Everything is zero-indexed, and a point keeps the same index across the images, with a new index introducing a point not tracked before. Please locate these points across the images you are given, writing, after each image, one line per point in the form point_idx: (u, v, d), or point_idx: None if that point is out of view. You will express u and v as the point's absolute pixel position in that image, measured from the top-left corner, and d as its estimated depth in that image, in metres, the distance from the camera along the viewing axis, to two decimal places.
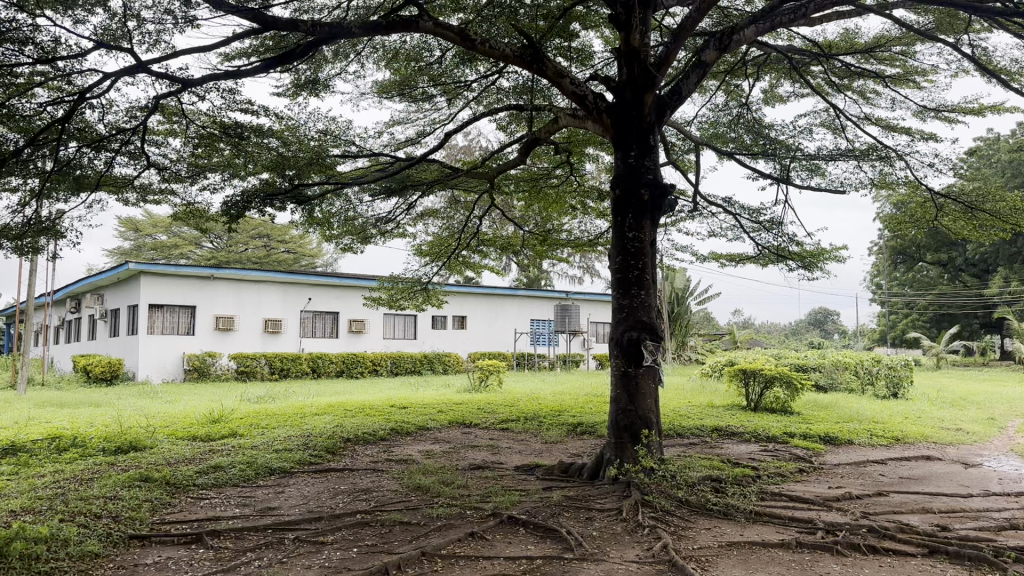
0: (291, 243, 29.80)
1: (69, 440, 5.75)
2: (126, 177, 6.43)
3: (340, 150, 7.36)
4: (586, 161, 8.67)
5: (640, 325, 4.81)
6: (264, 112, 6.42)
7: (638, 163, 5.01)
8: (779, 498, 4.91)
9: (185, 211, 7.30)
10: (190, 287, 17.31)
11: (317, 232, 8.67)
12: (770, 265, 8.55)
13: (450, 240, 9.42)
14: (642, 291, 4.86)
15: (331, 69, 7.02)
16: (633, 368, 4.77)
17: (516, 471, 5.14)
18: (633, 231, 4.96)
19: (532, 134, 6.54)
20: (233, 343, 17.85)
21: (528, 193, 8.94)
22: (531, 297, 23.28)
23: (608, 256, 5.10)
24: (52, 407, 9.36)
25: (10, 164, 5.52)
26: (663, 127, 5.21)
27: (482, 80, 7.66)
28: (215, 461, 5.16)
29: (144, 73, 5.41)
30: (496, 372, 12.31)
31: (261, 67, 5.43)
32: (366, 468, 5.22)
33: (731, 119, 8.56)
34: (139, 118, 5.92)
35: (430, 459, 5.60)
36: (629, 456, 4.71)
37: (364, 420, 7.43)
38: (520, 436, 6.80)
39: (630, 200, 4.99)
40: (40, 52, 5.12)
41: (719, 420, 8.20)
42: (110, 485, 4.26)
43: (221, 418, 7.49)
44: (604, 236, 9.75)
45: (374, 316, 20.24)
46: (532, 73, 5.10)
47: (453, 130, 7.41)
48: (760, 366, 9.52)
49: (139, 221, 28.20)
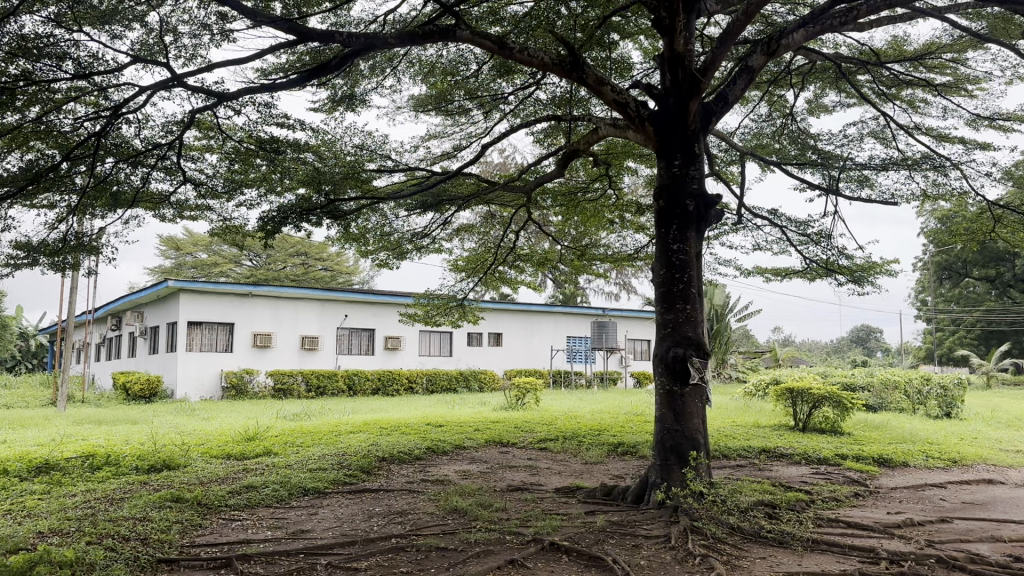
0: (328, 261, 30.03)
1: (103, 458, 5.69)
2: (162, 192, 6.40)
3: (376, 165, 7.28)
4: (625, 174, 8.49)
5: (685, 341, 4.58)
6: (300, 127, 6.36)
7: (682, 173, 4.80)
8: (836, 525, 4.64)
9: (222, 227, 7.27)
10: (228, 304, 17.43)
11: (354, 248, 8.60)
12: (818, 279, 8.27)
13: (487, 256, 9.28)
14: (689, 306, 4.65)
15: (367, 84, 6.96)
16: (679, 387, 4.55)
17: (556, 493, 4.94)
18: (678, 243, 4.75)
19: (571, 145, 6.38)
20: (270, 361, 17.90)
21: (565, 207, 8.78)
22: (567, 314, 23.05)
23: (651, 270, 4.89)
24: (91, 424, 9.39)
25: (47, 180, 5.51)
26: (709, 135, 4.99)
27: (518, 93, 7.55)
28: (248, 481, 5.04)
29: (180, 87, 5.38)
30: (533, 390, 12.11)
31: (296, 80, 5.37)
32: (402, 488, 5.06)
33: (775, 130, 8.33)
34: (175, 133, 5.90)
35: (467, 479, 5.42)
36: (676, 480, 4.47)
37: (400, 438, 7.29)
38: (559, 456, 6.60)
39: (674, 210, 4.78)
40: (78, 67, 5.12)
41: (766, 441, 7.91)
42: (141, 505, 4.16)
43: (256, 435, 7.40)
44: (644, 251, 9.54)
45: (410, 333, 20.18)
46: (572, 81, 4.92)
47: (490, 143, 7.28)
48: (806, 385, 9.19)
49: (180, 240, 28.65)
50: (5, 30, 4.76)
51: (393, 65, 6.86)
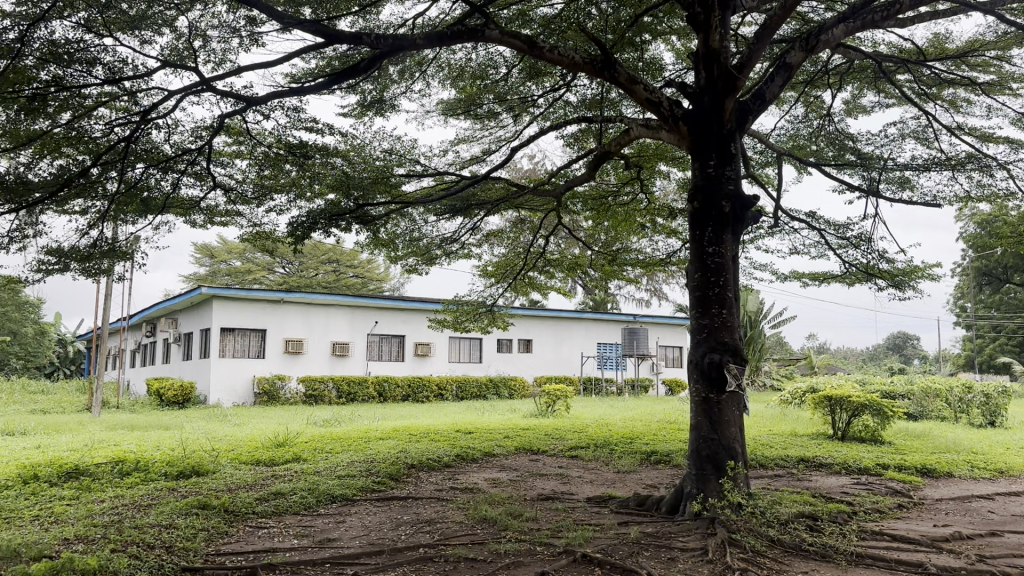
0: (359, 268, 30.19)
1: (133, 464, 5.68)
2: (192, 198, 6.41)
3: (405, 169, 7.23)
4: (657, 178, 8.35)
5: (721, 347, 4.44)
6: (329, 131, 6.32)
7: (718, 173, 4.66)
8: (881, 538, 4.45)
9: (252, 233, 7.26)
10: (260, 310, 17.54)
11: (383, 254, 8.55)
12: (857, 284, 8.05)
13: (517, 261, 9.18)
14: (725, 311, 4.50)
15: (396, 88, 6.92)
16: (715, 394, 4.41)
17: (588, 503, 4.81)
18: (713, 246, 4.61)
19: (602, 147, 6.26)
20: (302, 367, 17.97)
21: (596, 212, 8.66)
22: (598, 321, 22.87)
23: (686, 273, 4.75)
24: (123, 430, 9.45)
25: (78, 186, 5.54)
26: (745, 134, 4.85)
27: (548, 96, 7.45)
28: (276, 487, 4.98)
29: (209, 91, 5.37)
30: (564, 397, 11.98)
31: (324, 83, 5.33)
32: (431, 496, 4.96)
33: (811, 132, 8.14)
34: (205, 138, 5.91)
35: (497, 488, 5.30)
36: (713, 490, 4.32)
37: (429, 446, 7.21)
38: (591, 464, 6.46)
39: (710, 212, 4.64)
40: (108, 72, 5.16)
41: (804, 450, 7.70)
42: (168, 512, 4.11)
43: (286, 442, 7.36)
44: (677, 255, 9.37)
45: (440, 339, 20.15)
46: (603, 80, 4.80)
47: (520, 147, 7.20)
48: (845, 392, 8.95)
49: (214, 248, 29.01)
50: (36, 36, 4.79)
51: (422, 69, 6.81)
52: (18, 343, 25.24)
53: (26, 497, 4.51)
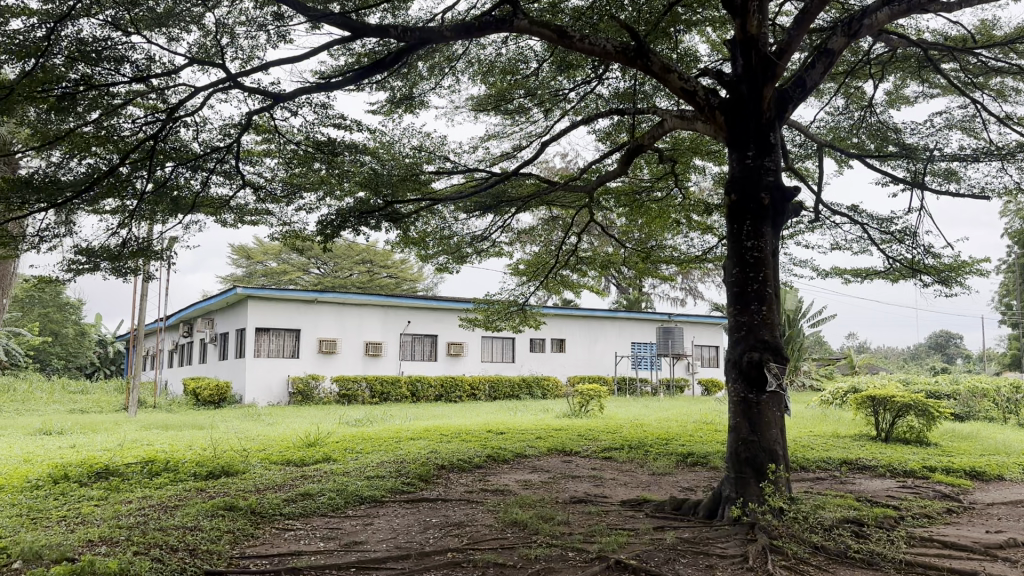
0: (393, 268, 30.27)
1: (163, 464, 5.67)
2: (221, 196, 6.39)
3: (434, 166, 7.13)
4: (691, 173, 8.15)
5: (761, 345, 4.26)
6: (357, 128, 6.25)
7: (756, 164, 4.48)
8: (930, 545, 4.23)
9: (282, 232, 7.22)
10: (294, 310, 17.63)
11: (413, 252, 8.48)
12: (901, 280, 7.78)
13: (548, 259, 9.04)
14: (764, 308, 4.32)
15: (425, 85, 6.85)
16: (755, 394, 4.23)
17: (623, 506, 4.66)
18: (752, 240, 4.43)
19: (635, 141, 6.10)
20: (335, 366, 18.02)
21: (629, 208, 8.49)
22: (632, 320, 22.61)
23: (723, 268, 4.58)
24: (158, 430, 9.51)
25: (108, 185, 5.55)
26: (785, 124, 4.65)
27: (579, 90, 7.31)
28: (305, 488, 4.91)
29: (237, 88, 5.33)
30: (598, 397, 11.80)
31: (351, 79, 5.25)
32: (461, 498, 4.85)
33: (852, 124, 7.88)
34: (233, 135, 5.88)
35: (528, 490, 5.17)
36: (753, 494, 4.15)
37: (460, 446, 7.11)
38: (626, 466, 6.30)
39: (748, 204, 4.46)
40: (136, 70, 5.15)
41: (846, 453, 7.44)
42: (194, 514, 4.06)
43: (317, 442, 7.31)
44: (713, 252, 9.15)
45: (472, 339, 20.08)
46: (636, 69, 4.63)
47: (550, 141, 7.06)
48: (889, 392, 8.66)
49: (251, 249, 29.35)
50: (64, 34, 4.77)
51: (450, 64, 6.72)
52: (60, 344, 25.85)
53: (55, 497, 4.50)
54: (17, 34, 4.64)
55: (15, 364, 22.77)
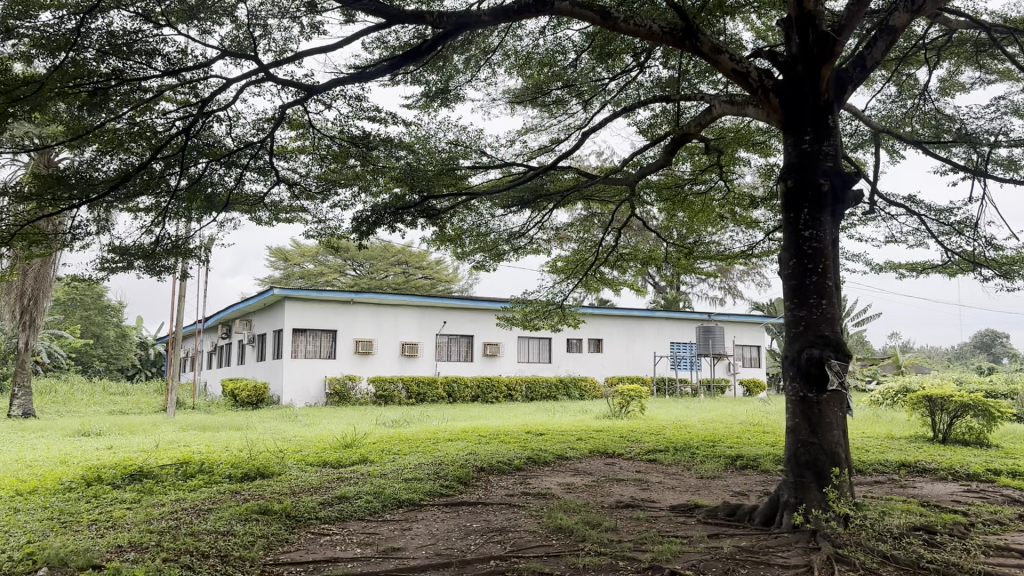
0: (428, 269, 30.25)
1: (197, 466, 5.57)
2: (256, 193, 6.29)
3: (470, 161, 6.94)
4: (736, 166, 7.87)
5: (821, 341, 4.00)
6: (392, 120, 6.08)
7: (813, 149, 4.22)
8: (1009, 555, 3.91)
9: (316, 230, 7.10)
10: (331, 311, 17.62)
11: (450, 250, 8.32)
12: (960, 274, 7.43)
13: (588, 256, 8.80)
14: (824, 301, 4.06)
15: (461, 77, 6.68)
16: (815, 394, 3.97)
17: (673, 512, 4.42)
18: (809, 229, 4.17)
19: (680, 130, 5.85)
20: (372, 367, 17.96)
21: (671, 203, 8.23)
22: (671, 319, 22.25)
23: (779, 260, 4.33)
24: (195, 431, 9.48)
25: (140, 182, 5.47)
26: (843, 106, 4.38)
27: (619, 81, 7.07)
28: (341, 491, 4.73)
29: (269, 80, 5.20)
30: (638, 398, 11.53)
31: (386, 68, 5.09)
32: (502, 502, 4.64)
33: (904, 113, 7.53)
34: (267, 130, 5.76)
35: (572, 493, 4.96)
36: (815, 500, 3.89)
37: (499, 447, 6.91)
38: (672, 469, 6.05)
39: (805, 192, 4.20)
40: (168, 63, 5.04)
41: (904, 455, 7.08)
42: (226, 518, 3.91)
43: (353, 443, 7.18)
44: (758, 248, 8.85)
45: (509, 339, 19.91)
46: (684, 51, 4.34)
47: (590, 133, 6.83)
48: (947, 392, 8.27)
49: (288, 251, 29.55)
50: (94, 27, 4.67)
51: (486, 56, 6.54)
52: (102, 346, 26.29)
53: (88, 501, 4.41)
54: (47, 26, 4.55)
55: (58, 366, 23.17)
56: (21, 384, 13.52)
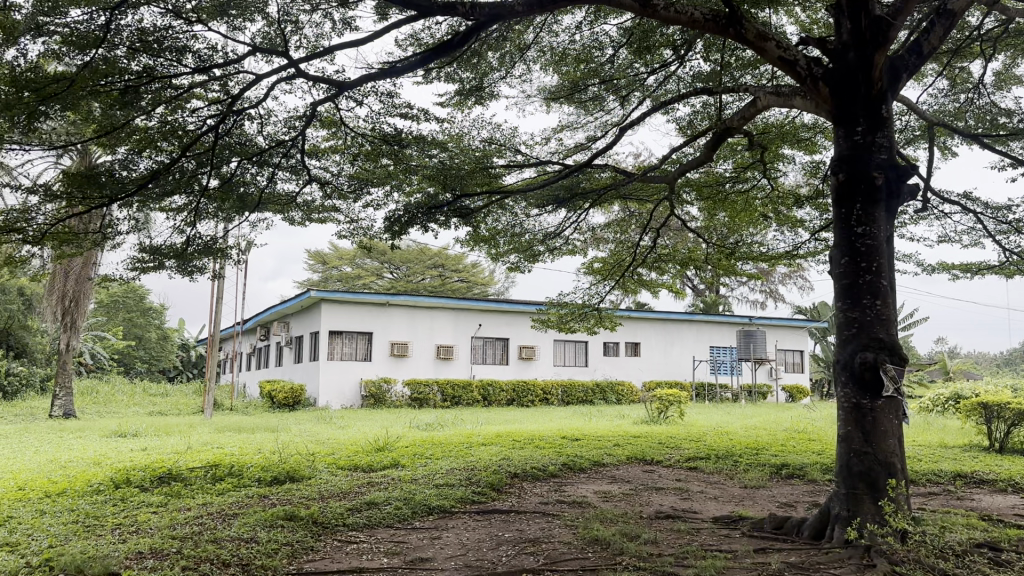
0: (464, 273, 30.18)
1: (227, 469, 5.51)
2: (288, 193, 6.23)
3: (505, 160, 6.79)
4: (780, 163, 7.60)
5: (876, 344, 3.76)
6: (424, 117, 5.96)
7: (866, 141, 3.98)
8: None
9: (349, 231, 7.01)
10: (367, 313, 17.63)
11: (484, 251, 8.18)
12: (1018, 275, 7.08)
13: (625, 257, 8.59)
14: (878, 302, 3.82)
15: (496, 74, 6.55)
16: (868, 399, 3.74)
17: (716, 523, 4.21)
18: (862, 225, 3.93)
19: (722, 125, 5.63)
20: (407, 370, 17.91)
21: (711, 203, 7.99)
22: (710, 323, 21.87)
23: (830, 257, 4.10)
24: (230, 433, 9.48)
25: (171, 181, 5.43)
26: (899, 95, 4.11)
27: (658, 77, 6.88)
28: (371, 496, 4.61)
29: (300, 78, 5.11)
30: (677, 403, 11.26)
31: (418, 62, 4.97)
32: (535, 511, 4.47)
33: (956, 108, 7.21)
34: (299, 128, 5.68)
35: (609, 502, 4.76)
36: (868, 513, 3.65)
37: (534, 453, 6.74)
38: (713, 477, 5.82)
39: (857, 186, 3.96)
40: (199, 61, 4.98)
41: (959, 465, 6.74)
42: (251, 524, 3.81)
43: (386, 446, 7.07)
44: (802, 249, 8.56)
45: (545, 342, 19.73)
46: (728, 39, 4.09)
47: (628, 129, 6.63)
48: (1004, 400, 7.88)
49: (327, 254, 29.76)
50: (124, 24, 4.63)
51: (521, 53, 6.39)
52: (144, 348, 26.70)
53: (115, 504, 4.46)
54: (78, 24, 4.50)
55: (101, 367, 23.57)
56: (63, 385, 13.72)
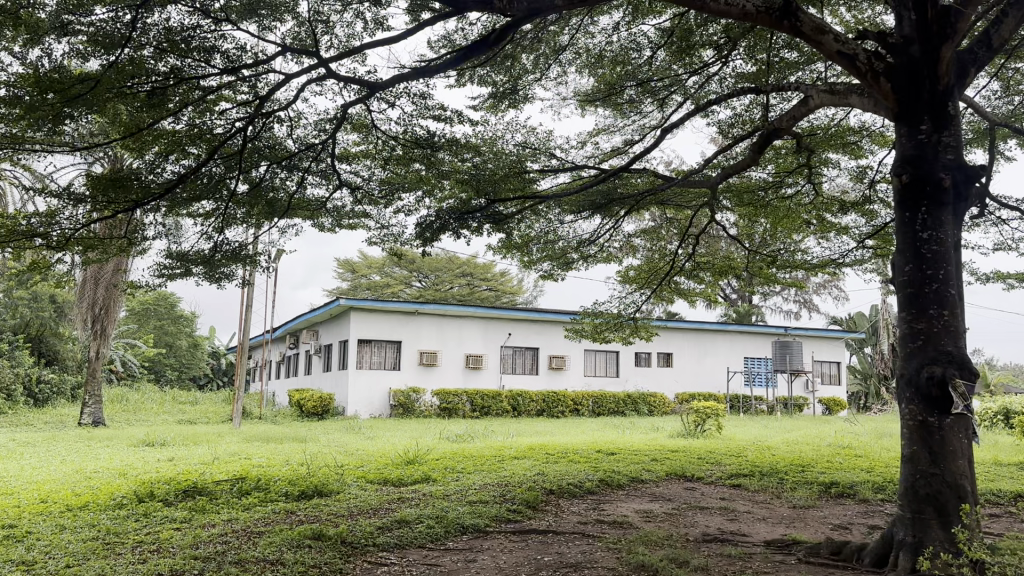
0: (493, 281, 30.00)
1: (254, 483, 5.35)
2: (317, 198, 6.09)
3: (540, 165, 6.60)
4: (824, 167, 7.33)
5: (944, 358, 3.48)
6: (458, 119, 5.79)
7: (931, 140, 3.72)
8: None
9: (379, 238, 6.85)
10: (396, 322, 17.50)
11: (517, 259, 7.99)
12: None
13: (662, 265, 8.34)
14: (946, 312, 3.54)
15: (530, 77, 6.37)
16: (936, 417, 3.46)
17: (769, 548, 3.95)
18: (928, 230, 3.67)
19: (770, 126, 5.39)
20: (436, 379, 17.73)
21: (752, 209, 7.72)
22: (744, 333, 21.46)
23: (892, 264, 3.82)
24: (259, 442, 9.37)
25: (199, 186, 5.33)
26: (966, 91, 3.83)
27: (699, 78, 6.63)
28: (402, 513, 4.41)
29: (332, 79, 4.96)
30: (714, 415, 10.96)
31: (452, 61, 4.78)
32: (574, 531, 4.23)
33: (1011, 110, 6.80)
34: (329, 131, 5.52)
35: (651, 522, 4.52)
36: (938, 541, 3.36)
37: (569, 467, 6.50)
38: (759, 496, 5.54)
39: (922, 189, 3.69)
40: (227, 61, 4.87)
41: (1018, 484, 6.39)
42: (276, 544, 3.63)
43: (416, 459, 6.88)
44: (846, 257, 8.24)
45: (576, 352, 19.47)
46: (782, 33, 3.78)
47: (667, 132, 6.41)
48: None
49: (356, 262, 29.77)
50: (151, 23, 4.53)
51: (556, 55, 6.22)
52: (174, 355, 26.89)
53: (137, 519, 4.37)
54: (103, 23, 4.42)
55: (132, 375, 23.71)
56: (92, 393, 13.76)
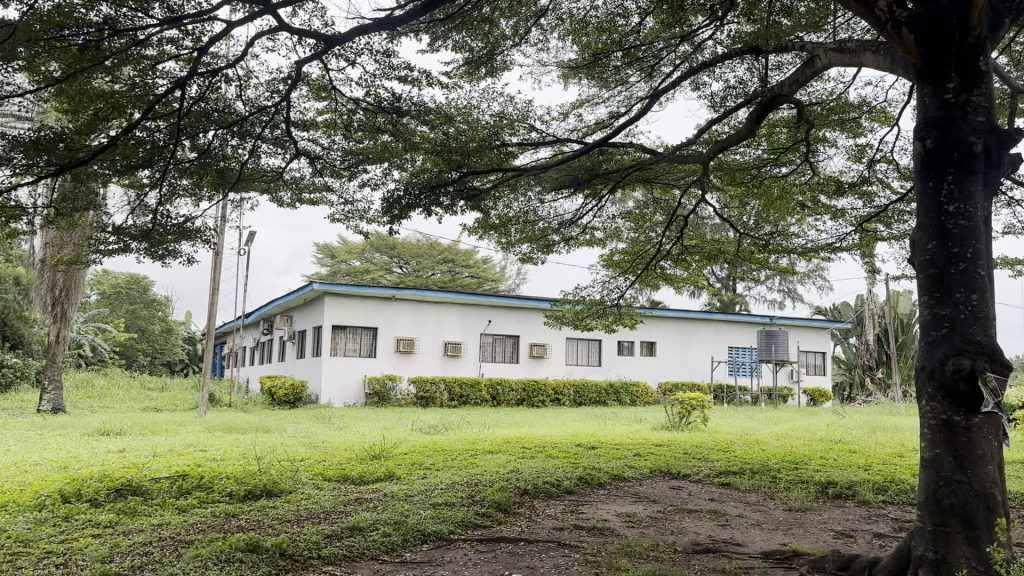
0: (475, 268, 29.51)
1: (196, 481, 4.84)
2: (273, 169, 5.58)
3: (519, 137, 6.05)
4: (822, 146, 6.87)
5: (972, 349, 3.03)
6: (426, 82, 5.26)
7: (960, 100, 3.26)
8: None
9: (344, 216, 6.33)
10: (373, 307, 16.97)
11: (494, 240, 7.50)
12: None
13: (648, 248, 7.87)
14: (974, 296, 3.10)
15: (509, 42, 5.84)
16: (962, 415, 3.01)
17: (766, 561, 3.53)
18: (955, 202, 3.22)
19: (767, 93, 4.93)
20: (413, 367, 17.24)
21: (745, 190, 7.26)
22: (729, 322, 21.10)
23: (914, 241, 3.37)
24: (219, 433, 8.84)
25: (133, 151, 4.81)
26: (998, 45, 3.36)
27: (689, 46, 6.14)
28: (356, 519, 3.92)
29: (284, 32, 4.44)
30: (700, 407, 10.54)
31: (416, 10, 4.25)
32: (550, 540, 3.77)
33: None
34: (282, 92, 4.99)
35: (636, 529, 4.06)
36: (963, 557, 2.92)
37: (546, 463, 6.04)
38: (751, 497, 5.10)
39: (947, 158, 3.25)
40: (167, 11, 4.34)
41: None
42: (201, 559, 3.12)
43: (382, 452, 6.40)
44: (841, 242, 7.80)
45: (557, 340, 19.02)
46: None
47: (655, 102, 5.91)
48: None
49: (335, 248, 29.09)
50: None
51: (537, 20, 5.70)
52: (146, 341, 26.17)
53: (56, 523, 3.87)
54: None
55: (101, 360, 23.01)
56: (52, 379, 13.13)
